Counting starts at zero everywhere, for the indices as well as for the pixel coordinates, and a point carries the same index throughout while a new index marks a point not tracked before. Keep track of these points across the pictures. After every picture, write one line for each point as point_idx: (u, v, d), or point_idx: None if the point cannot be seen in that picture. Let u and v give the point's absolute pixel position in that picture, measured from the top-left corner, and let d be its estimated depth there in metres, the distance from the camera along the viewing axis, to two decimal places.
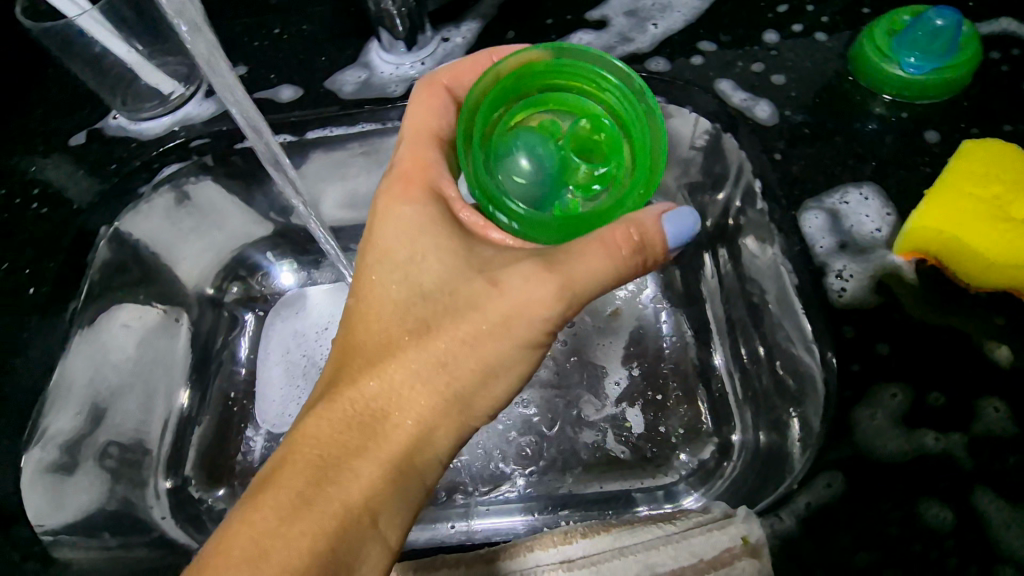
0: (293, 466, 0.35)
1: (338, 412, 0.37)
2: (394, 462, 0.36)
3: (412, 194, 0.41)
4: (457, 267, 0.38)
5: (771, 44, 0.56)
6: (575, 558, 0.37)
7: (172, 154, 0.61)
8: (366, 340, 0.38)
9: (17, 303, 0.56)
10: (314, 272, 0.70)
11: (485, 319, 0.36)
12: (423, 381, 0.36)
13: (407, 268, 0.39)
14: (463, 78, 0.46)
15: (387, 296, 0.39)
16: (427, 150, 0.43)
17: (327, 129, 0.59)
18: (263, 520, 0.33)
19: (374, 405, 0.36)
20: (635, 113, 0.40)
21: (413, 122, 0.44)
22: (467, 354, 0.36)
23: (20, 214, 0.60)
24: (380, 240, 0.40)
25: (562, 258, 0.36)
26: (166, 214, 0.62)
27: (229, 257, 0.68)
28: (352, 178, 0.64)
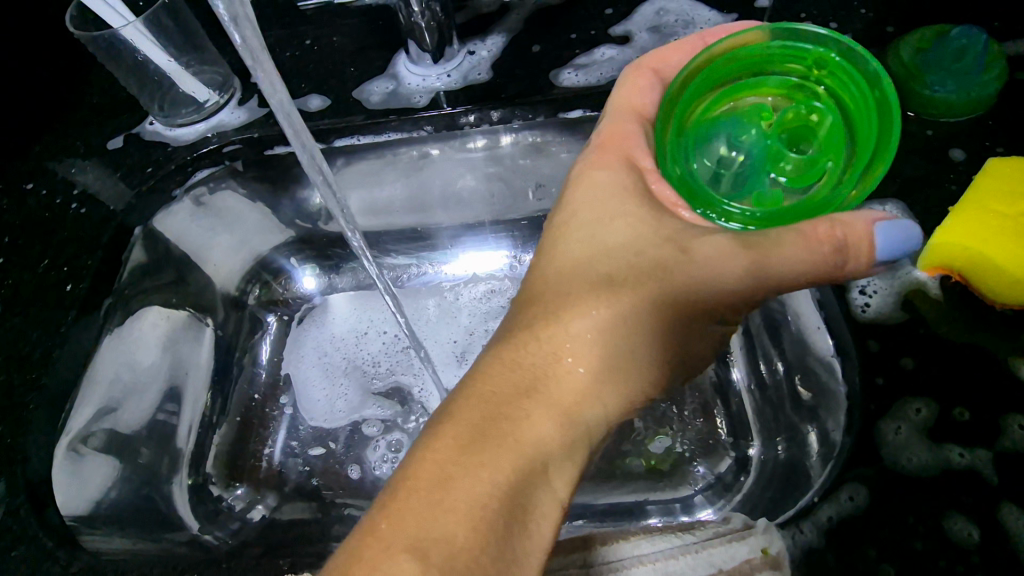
0: (468, 409, 0.36)
1: (505, 366, 0.37)
2: (564, 421, 0.36)
3: (609, 160, 0.42)
4: (646, 230, 0.38)
5: None
6: (594, 566, 0.36)
7: (205, 159, 0.62)
8: (548, 290, 0.39)
9: (55, 297, 0.57)
10: (334, 277, 0.72)
11: (660, 291, 0.37)
12: (599, 352, 0.38)
13: (595, 226, 0.39)
14: (668, 60, 0.45)
15: (573, 259, 0.39)
16: (628, 122, 0.43)
17: (355, 138, 0.61)
18: (439, 455, 0.34)
19: (543, 365, 0.37)
20: (869, 99, 0.34)
21: (618, 98, 0.44)
22: (642, 319, 0.38)
23: (61, 213, 0.62)
24: (569, 202, 0.41)
25: (759, 239, 0.35)
26: (195, 215, 0.64)
27: (252, 261, 0.70)
28: (380, 186, 0.65)
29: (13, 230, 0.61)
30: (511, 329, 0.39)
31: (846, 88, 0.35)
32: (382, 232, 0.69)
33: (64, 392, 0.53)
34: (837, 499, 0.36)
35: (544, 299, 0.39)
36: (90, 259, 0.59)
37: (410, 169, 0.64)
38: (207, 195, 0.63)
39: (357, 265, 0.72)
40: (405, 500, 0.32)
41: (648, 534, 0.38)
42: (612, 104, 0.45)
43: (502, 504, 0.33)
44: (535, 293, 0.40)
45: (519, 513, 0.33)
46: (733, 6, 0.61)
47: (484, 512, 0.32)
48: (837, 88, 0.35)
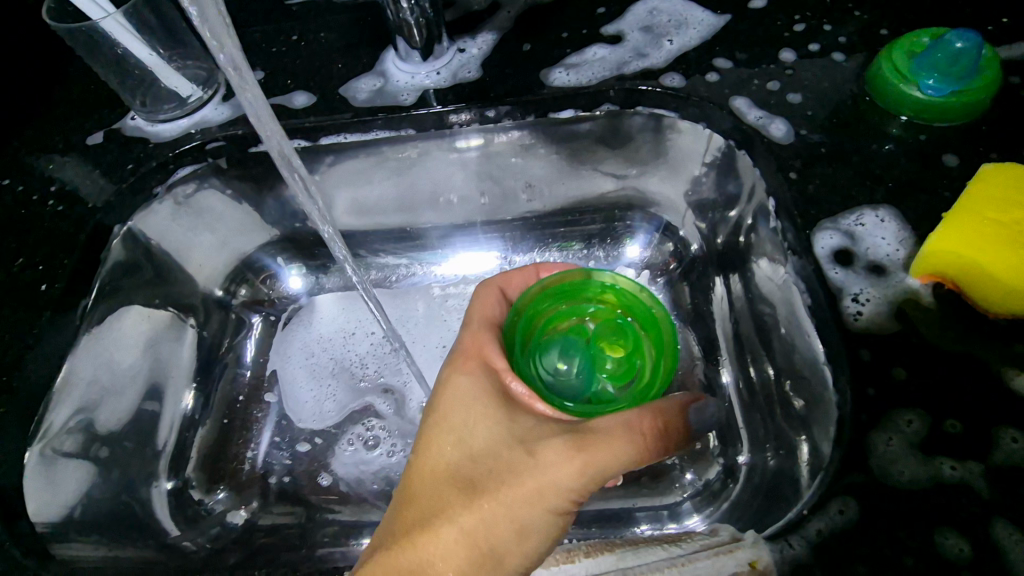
0: (378, 562, 0.37)
1: (406, 512, 0.39)
2: (472, 552, 0.37)
3: (467, 369, 0.43)
4: (503, 437, 0.39)
5: (787, 63, 0.55)
6: None
7: (187, 157, 0.61)
8: (422, 498, 0.39)
9: (30, 298, 0.56)
10: (322, 277, 0.71)
11: (524, 487, 0.37)
12: (493, 493, 0.37)
13: (458, 432, 0.40)
14: (513, 283, 0.51)
15: (441, 456, 0.40)
16: (483, 334, 0.45)
17: (341, 136, 0.60)
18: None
19: (438, 505, 0.38)
20: (653, 322, 0.45)
21: (472, 312, 0.48)
22: (506, 514, 0.37)
23: (38, 210, 0.60)
24: (442, 413, 0.41)
25: (590, 438, 0.37)
26: (176, 213, 0.62)
27: (237, 260, 0.69)
28: (366, 186, 0.64)
29: None
30: (402, 494, 0.40)
31: (638, 309, 0.46)
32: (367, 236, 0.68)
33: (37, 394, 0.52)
34: (828, 512, 0.35)
35: (420, 492, 0.39)
36: (66, 259, 0.57)
37: (398, 169, 0.63)
38: (190, 194, 0.62)
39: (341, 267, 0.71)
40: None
41: (635, 548, 0.38)
42: (473, 317, 0.47)
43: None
44: (410, 477, 0.40)
45: None
46: (726, 7, 0.60)
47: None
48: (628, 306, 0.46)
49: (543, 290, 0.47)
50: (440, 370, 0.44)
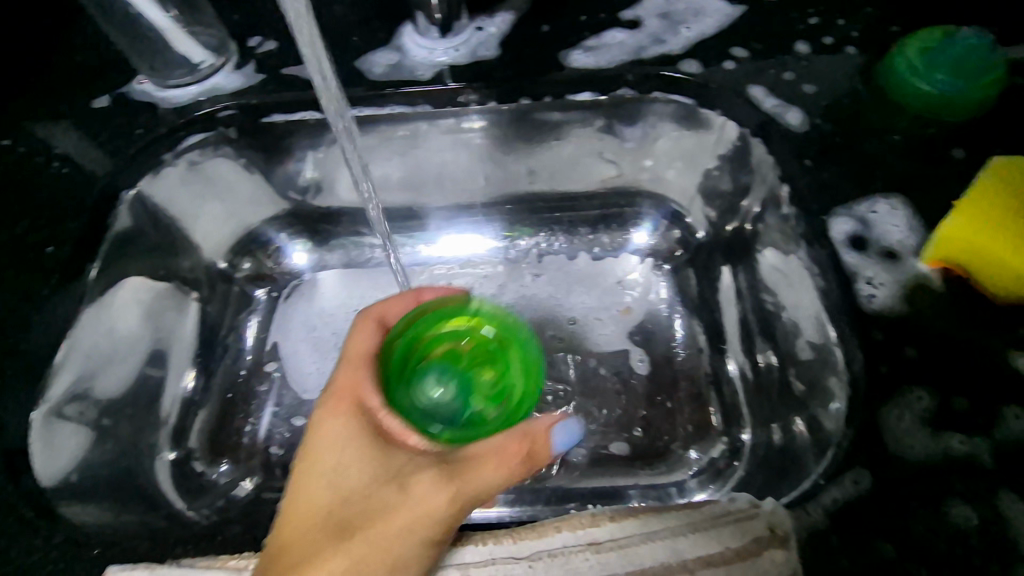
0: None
1: (275, 562, 0.36)
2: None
3: (337, 408, 0.41)
4: (376, 475, 0.38)
5: (802, 55, 0.56)
6: (603, 541, 0.38)
7: (197, 125, 0.60)
8: (295, 540, 0.36)
9: (34, 261, 0.55)
10: (325, 254, 0.71)
11: (393, 523, 0.36)
12: (368, 531, 0.36)
13: (333, 472, 0.39)
14: (390, 311, 0.48)
15: (318, 498, 0.38)
16: (359, 371, 0.43)
17: (357, 109, 0.59)
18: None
19: (315, 546, 0.36)
20: (515, 339, 0.47)
21: (347, 348, 0.45)
22: (378, 555, 0.35)
23: (40, 172, 0.59)
24: (312, 454, 0.40)
25: (461, 468, 0.38)
26: (183, 179, 0.61)
27: (241, 233, 0.69)
28: (376, 164, 0.64)
29: None
30: (273, 540, 0.37)
31: (512, 331, 0.48)
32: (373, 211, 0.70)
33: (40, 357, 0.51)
34: (843, 482, 0.36)
35: (292, 540, 0.37)
36: (72, 223, 0.56)
37: (409, 145, 0.63)
38: (198, 162, 0.61)
39: (349, 245, 0.71)
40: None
41: (657, 511, 0.39)
42: (348, 353, 0.45)
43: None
44: (283, 524, 0.38)
45: None
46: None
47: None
48: (491, 328, 0.48)
49: (409, 322, 0.48)
50: (313, 415, 0.42)
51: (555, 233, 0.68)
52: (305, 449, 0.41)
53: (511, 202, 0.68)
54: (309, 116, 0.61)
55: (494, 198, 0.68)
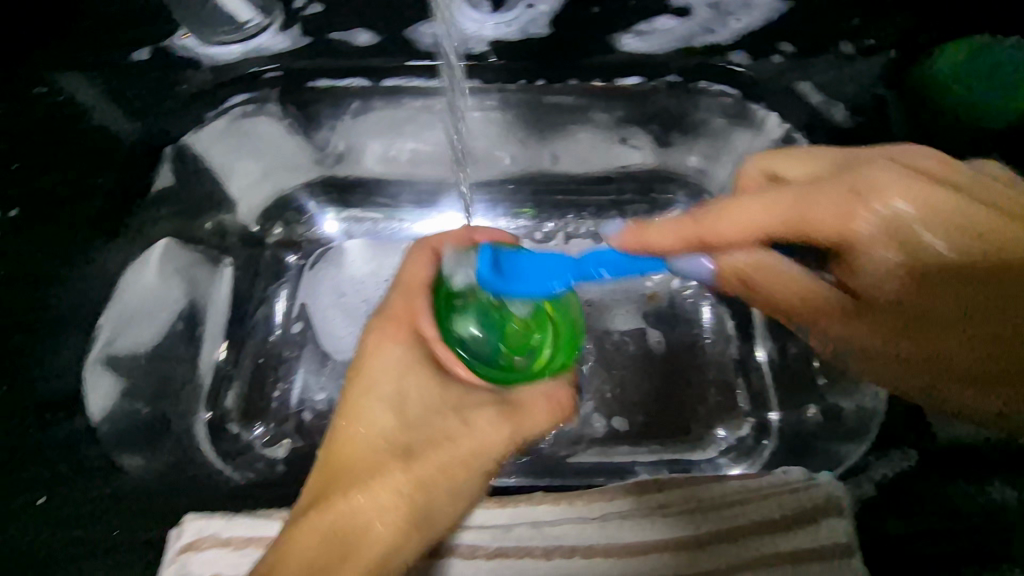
0: (312, 522, 0.39)
1: (332, 473, 0.42)
2: (404, 509, 0.41)
3: (391, 337, 0.46)
4: (435, 406, 0.44)
5: (845, 55, 0.58)
6: (625, 511, 0.47)
7: (241, 84, 0.60)
8: (353, 457, 0.42)
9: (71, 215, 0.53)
10: (356, 222, 0.70)
11: (451, 454, 0.42)
12: (432, 454, 0.42)
13: (396, 399, 0.44)
14: (447, 241, 0.52)
15: (372, 425, 0.43)
16: (415, 297, 0.48)
17: (405, 79, 0.61)
18: (302, 557, 0.37)
19: (373, 466, 0.41)
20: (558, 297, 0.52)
21: (403, 276, 0.50)
22: (444, 478, 0.42)
23: None
24: (369, 377, 0.45)
25: (517, 407, 0.44)
26: (223, 137, 0.62)
27: (275, 198, 0.68)
28: (411, 134, 0.66)
29: None
30: (327, 455, 0.43)
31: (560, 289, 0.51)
32: (401, 183, 0.70)
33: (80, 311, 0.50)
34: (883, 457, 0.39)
35: (352, 456, 0.42)
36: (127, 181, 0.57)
37: (456, 119, 0.64)
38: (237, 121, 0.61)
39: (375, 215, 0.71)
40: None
41: (710, 483, 0.48)
42: (403, 280, 0.49)
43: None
44: (341, 440, 0.43)
45: None
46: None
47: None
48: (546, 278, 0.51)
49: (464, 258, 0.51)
50: (367, 337, 0.47)
51: (585, 216, 0.70)
52: (359, 375, 0.46)
53: (545, 184, 0.69)
54: (355, 83, 0.61)
55: (529, 178, 0.69)
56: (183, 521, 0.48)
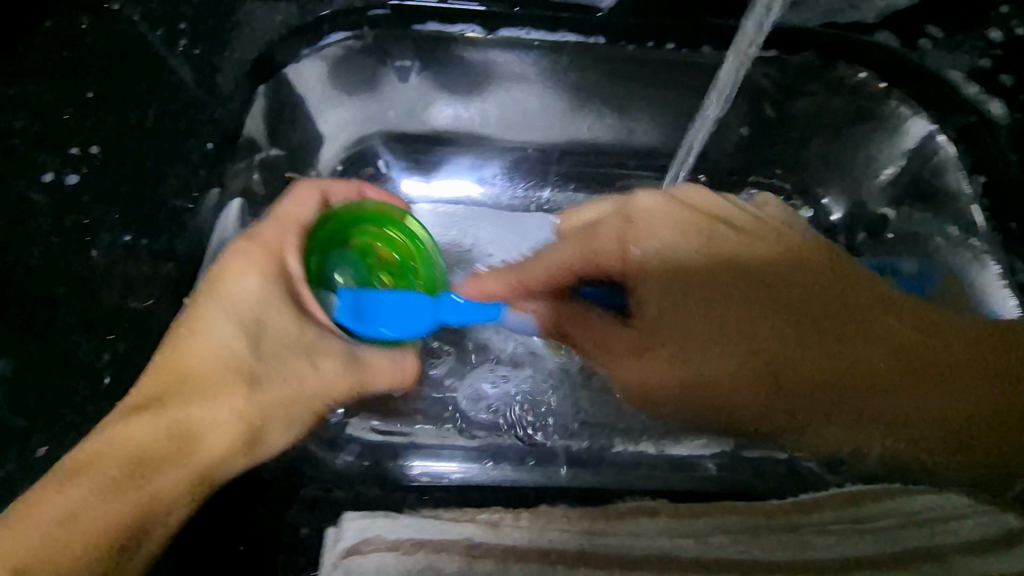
0: (145, 422, 0.34)
1: (154, 378, 0.36)
2: (246, 429, 0.37)
3: (256, 263, 0.39)
4: (293, 339, 0.39)
5: (995, 43, 0.54)
6: (829, 525, 0.35)
7: (342, 19, 0.53)
8: (197, 366, 0.36)
9: (145, 156, 0.46)
10: (427, 166, 0.64)
11: (282, 391, 0.38)
12: (276, 384, 0.38)
13: (229, 313, 0.37)
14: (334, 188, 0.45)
15: (222, 341, 0.36)
16: (287, 234, 0.41)
17: (524, 30, 0.55)
18: (130, 444, 0.33)
19: (216, 385, 0.36)
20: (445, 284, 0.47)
21: (283, 207, 0.43)
22: (281, 408, 0.38)
23: (145, 49, 0.49)
24: (226, 290, 0.37)
25: (364, 365, 0.42)
26: (318, 79, 0.54)
27: (353, 147, 0.61)
28: (509, 93, 0.60)
29: (92, 63, 0.48)
30: (167, 364, 0.36)
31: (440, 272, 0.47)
32: (464, 142, 0.64)
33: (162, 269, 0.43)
34: None
35: (191, 367, 0.36)
36: (212, 113, 0.48)
37: (575, 84, 0.59)
38: (333, 61, 0.54)
39: (451, 169, 0.64)
40: (90, 472, 0.32)
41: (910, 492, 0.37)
42: (280, 212, 0.43)
43: (191, 495, 0.35)
44: (177, 345, 0.36)
45: (121, 549, 0.32)
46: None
47: (163, 505, 0.34)
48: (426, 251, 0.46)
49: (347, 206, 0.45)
50: (225, 252, 0.39)
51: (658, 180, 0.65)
52: (213, 278, 0.38)
53: (613, 154, 0.64)
54: (468, 31, 0.55)
55: (613, 149, 0.64)
56: (341, 521, 0.34)
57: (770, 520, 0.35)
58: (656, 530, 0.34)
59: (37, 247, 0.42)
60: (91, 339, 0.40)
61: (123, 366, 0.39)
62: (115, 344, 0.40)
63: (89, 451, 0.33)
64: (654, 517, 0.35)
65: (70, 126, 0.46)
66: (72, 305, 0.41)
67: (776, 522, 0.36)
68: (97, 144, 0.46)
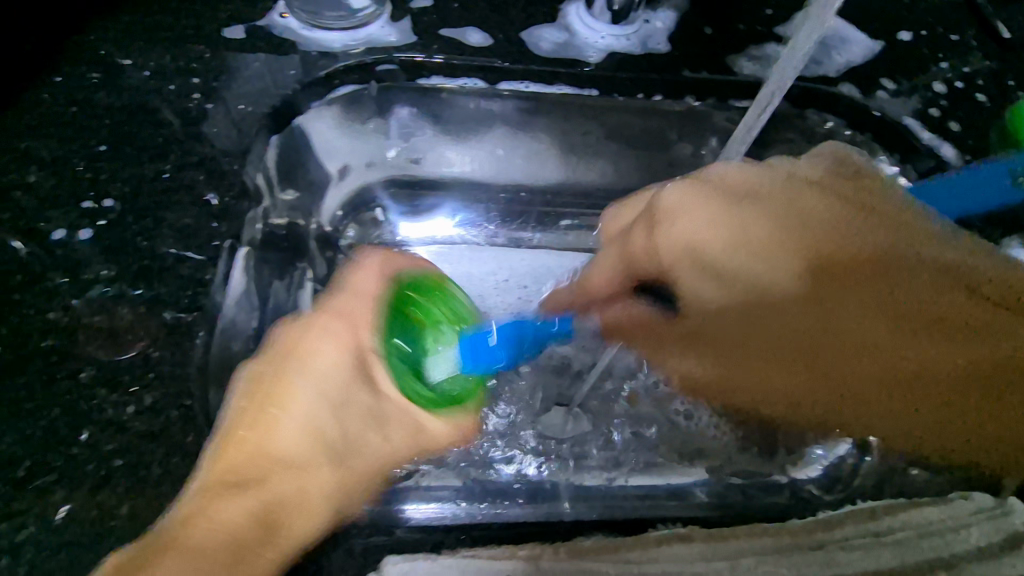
0: (238, 502, 0.35)
1: (240, 456, 0.37)
2: (333, 500, 0.39)
3: (343, 339, 0.42)
4: (367, 414, 0.41)
5: (939, 94, 0.60)
6: (838, 541, 0.40)
7: (353, 73, 0.55)
8: (289, 446, 0.38)
9: (157, 207, 0.48)
10: (420, 202, 0.66)
11: (358, 464, 0.41)
12: (354, 459, 0.41)
13: (323, 404, 0.40)
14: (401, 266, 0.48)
15: (308, 418, 0.39)
16: (368, 310, 0.44)
17: (524, 83, 0.59)
18: (224, 526, 0.34)
19: (301, 463, 0.38)
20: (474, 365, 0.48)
21: (345, 284, 0.45)
22: (358, 477, 0.41)
23: (161, 106, 0.51)
24: (311, 354, 0.40)
25: (429, 431, 0.44)
26: (335, 126, 0.57)
27: (354, 187, 0.63)
28: (501, 142, 0.64)
29: (108, 116, 0.50)
30: (256, 439, 0.38)
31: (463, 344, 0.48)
32: (461, 185, 0.66)
33: (175, 318, 0.43)
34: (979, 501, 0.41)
35: (279, 447, 0.38)
36: (230, 166, 0.50)
37: (575, 134, 0.63)
38: (348, 111, 0.57)
39: (448, 211, 0.66)
40: (195, 553, 0.32)
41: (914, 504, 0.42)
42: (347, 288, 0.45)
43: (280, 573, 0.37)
44: (266, 423, 0.38)
45: None
46: (898, 23, 0.63)
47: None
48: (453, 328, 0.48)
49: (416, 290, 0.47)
50: (311, 318, 0.42)
51: None
52: (303, 358, 0.40)
53: (608, 192, 0.67)
54: (470, 83, 0.58)
55: (606, 190, 0.68)
56: (382, 565, 0.38)
57: (796, 540, 0.40)
58: (691, 555, 0.39)
59: (54, 300, 0.43)
60: (109, 393, 0.40)
61: (148, 418, 0.40)
62: (141, 396, 0.40)
63: (184, 533, 0.34)
64: (688, 543, 0.40)
65: (86, 178, 0.48)
66: (91, 358, 0.41)
67: (804, 540, 0.40)
68: (111, 197, 0.47)
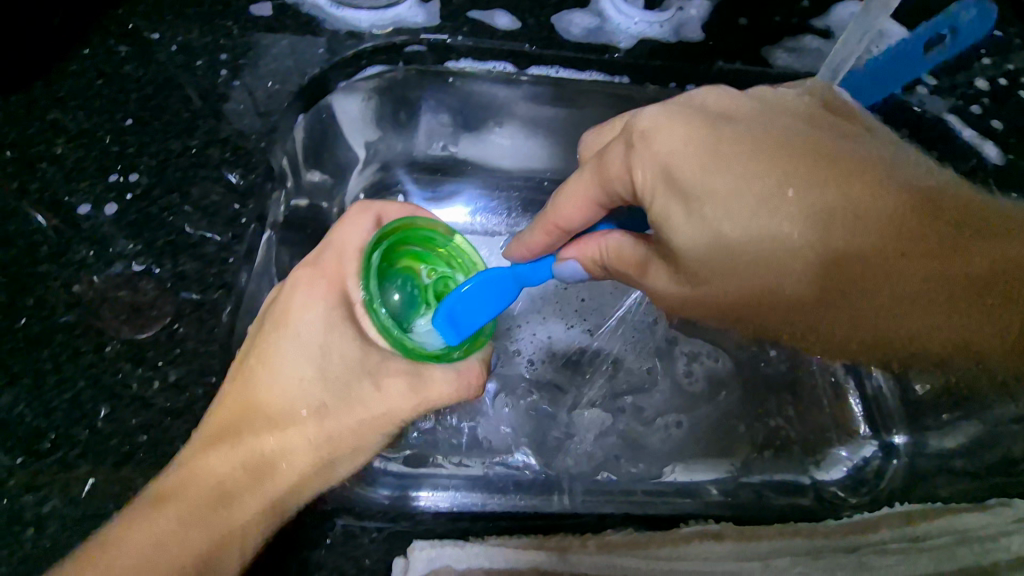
0: (220, 454, 0.38)
1: (226, 412, 0.39)
2: (320, 451, 0.40)
3: (320, 294, 0.41)
4: (352, 365, 0.41)
5: (981, 92, 0.59)
6: (878, 545, 0.40)
7: (381, 54, 0.54)
8: (271, 400, 0.39)
9: (183, 183, 0.47)
10: (444, 187, 0.65)
11: (348, 418, 0.40)
12: (341, 413, 0.40)
13: (303, 359, 0.40)
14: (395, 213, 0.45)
15: (292, 372, 0.40)
16: (343, 260, 0.43)
17: (554, 70, 0.57)
18: (208, 476, 0.37)
19: (285, 417, 0.40)
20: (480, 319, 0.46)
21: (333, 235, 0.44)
22: (348, 432, 0.41)
23: (188, 82, 0.51)
24: (285, 308, 0.41)
25: (426, 386, 0.41)
26: (359, 110, 0.56)
27: (378, 170, 0.63)
28: (529, 131, 0.63)
29: (136, 91, 0.50)
30: (239, 396, 0.39)
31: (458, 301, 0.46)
32: (484, 173, 0.66)
33: (197, 295, 0.43)
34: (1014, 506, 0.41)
35: (264, 401, 0.39)
36: (256, 144, 0.49)
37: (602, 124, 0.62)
38: (372, 93, 0.56)
39: (469, 198, 0.66)
40: (177, 501, 0.36)
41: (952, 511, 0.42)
42: (332, 242, 0.43)
43: (269, 522, 0.38)
44: (251, 379, 0.39)
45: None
46: None
47: (237, 535, 0.37)
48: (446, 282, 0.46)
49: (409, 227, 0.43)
50: (292, 271, 0.42)
51: None
52: (281, 314, 0.41)
53: None
54: (499, 68, 0.57)
55: None
56: (409, 551, 0.39)
57: (831, 541, 0.40)
58: (722, 553, 0.39)
59: (81, 274, 0.43)
60: (133, 368, 0.40)
61: (172, 394, 0.40)
62: (165, 372, 0.40)
63: (169, 482, 0.37)
64: (719, 540, 0.40)
65: (112, 153, 0.47)
66: (116, 332, 0.41)
67: (838, 543, 0.40)
68: (137, 172, 0.47)
